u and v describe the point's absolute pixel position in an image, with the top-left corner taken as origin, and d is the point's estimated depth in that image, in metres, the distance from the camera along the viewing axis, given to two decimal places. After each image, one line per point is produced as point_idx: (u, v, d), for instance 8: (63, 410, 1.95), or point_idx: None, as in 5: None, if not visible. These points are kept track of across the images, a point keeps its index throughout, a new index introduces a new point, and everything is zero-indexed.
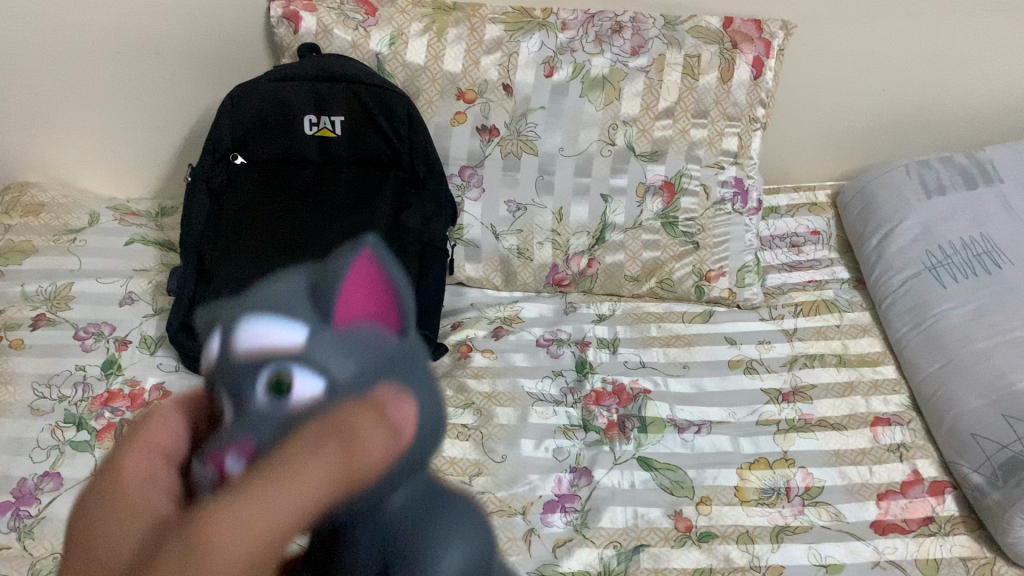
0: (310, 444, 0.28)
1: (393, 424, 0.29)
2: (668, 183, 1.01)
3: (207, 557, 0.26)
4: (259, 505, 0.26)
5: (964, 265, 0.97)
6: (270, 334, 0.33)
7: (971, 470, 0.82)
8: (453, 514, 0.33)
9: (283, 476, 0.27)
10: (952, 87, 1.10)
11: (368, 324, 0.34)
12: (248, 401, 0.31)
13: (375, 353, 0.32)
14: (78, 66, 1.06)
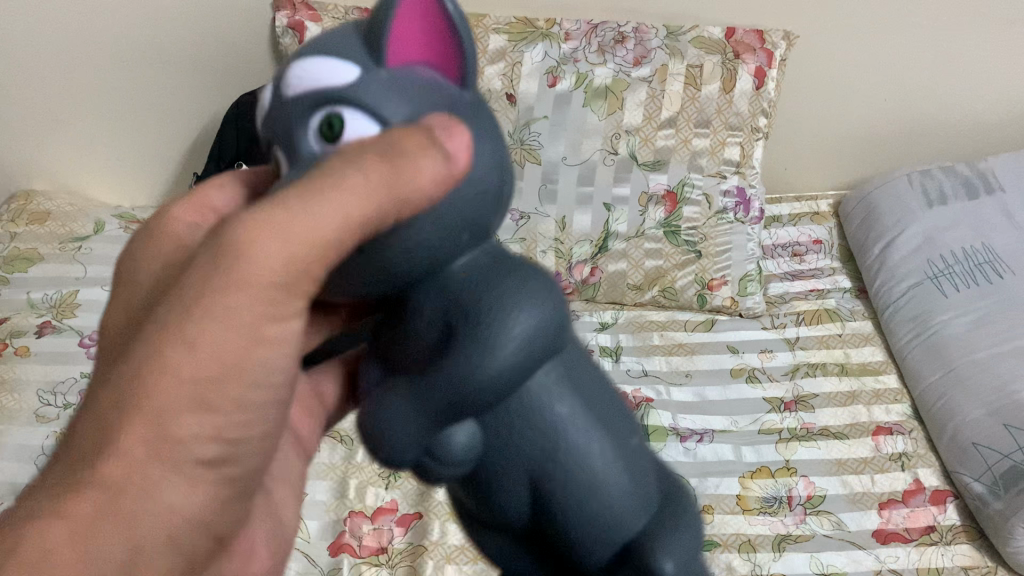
0: (353, 165, 0.32)
1: (444, 149, 0.33)
2: (670, 193, 1.01)
3: (244, 260, 0.32)
4: (300, 217, 0.32)
5: (966, 275, 0.98)
6: (322, 71, 0.35)
7: (972, 479, 0.82)
8: (526, 283, 0.36)
9: (323, 193, 0.32)
10: (953, 97, 1.11)
11: (418, 66, 0.36)
12: (308, 138, 0.35)
13: (424, 93, 0.35)
14: (85, 73, 1.07)
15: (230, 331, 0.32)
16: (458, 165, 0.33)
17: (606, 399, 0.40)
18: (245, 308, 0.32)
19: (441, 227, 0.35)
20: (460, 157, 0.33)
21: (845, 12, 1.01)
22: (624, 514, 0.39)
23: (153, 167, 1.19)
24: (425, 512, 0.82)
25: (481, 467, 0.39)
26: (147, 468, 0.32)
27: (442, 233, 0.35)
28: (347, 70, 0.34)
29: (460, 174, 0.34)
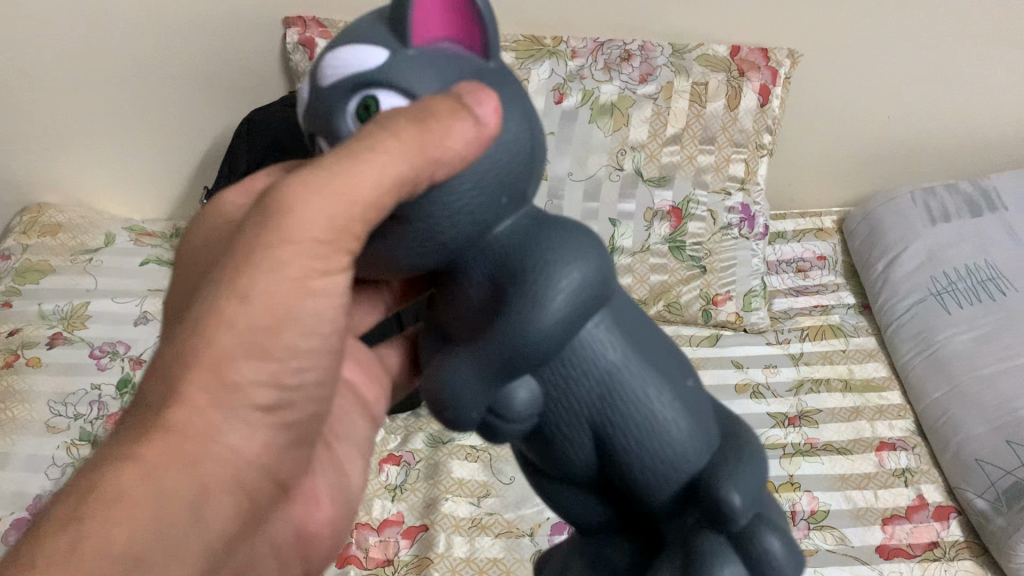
0: (390, 132, 0.35)
1: (474, 115, 0.35)
2: (675, 209, 1.03)
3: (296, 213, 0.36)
4: (344, 176, 0.35)
5: (969, 292, 0.98)
6: (353, 57, 0.36)
7: (975, 495, 0.83)
8: (569, 242, 0.37)
9: (365, 156, 0.35)
10: (957, 115, 1.12)
11: (445, 43, 0.38)
12: (346, 120, 0.37)
13: (451, 69, 0.37)
14: (98, 87, 1.08)
15: (281, 281, 0.36)
16: (490, 126, 0.36)
17: (655, 344, 0.41)
18: (293, 261, 0.36)
19: (476, 191, 0.37)
20: (489, 120, 0.36)
21: (850, 30, 1.02)
22: (688, 451, 0.39)
23: (163, 181, 1.20)
24: (430, 524, 0.82)
25: (542, 421, 0.40)
26: (210, 413, 0.35)
27: (481, 195, 0.37)
28: (375, 52, 0.36)
29: (492, 133, 0.36)
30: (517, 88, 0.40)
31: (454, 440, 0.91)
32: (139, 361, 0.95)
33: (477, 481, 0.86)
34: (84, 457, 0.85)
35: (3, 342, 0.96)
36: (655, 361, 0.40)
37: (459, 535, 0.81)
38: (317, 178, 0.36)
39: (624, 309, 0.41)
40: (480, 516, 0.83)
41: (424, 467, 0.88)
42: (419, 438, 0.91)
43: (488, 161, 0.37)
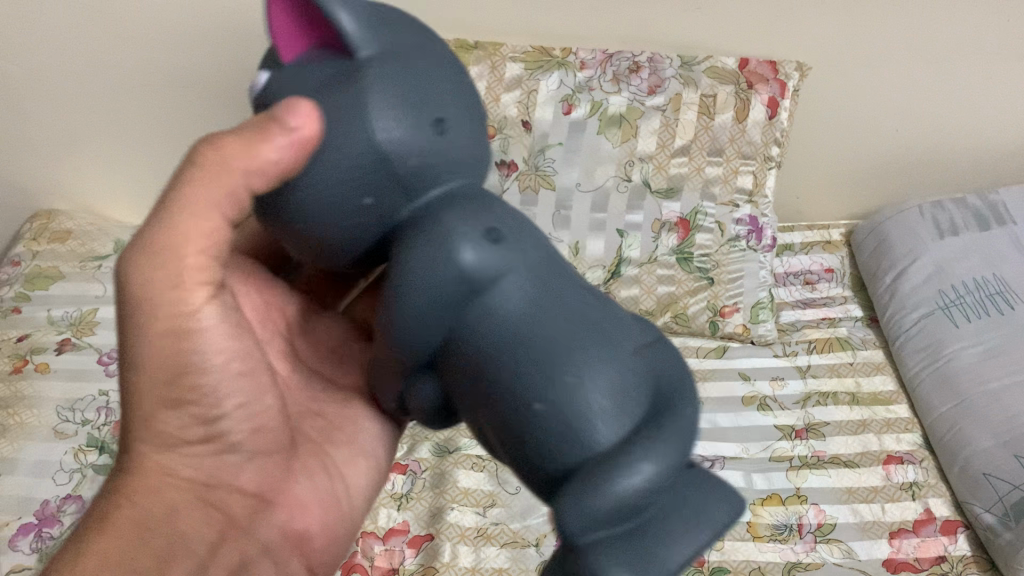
0: (200, 176, 0.42)
1: (288, 125, 0.38)
2: (683, 221, 1.03)
3: (149, 280, 0.44)
4: (172, 231, 0.44)
5: (977, 306, 0.98)
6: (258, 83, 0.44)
7: (983, 509, 0.82)
8: (428, 248, 0.38)
9: (183, 204, 0.43)
10: (966, 128, 1.12)
11: (308, 53, 0.42)
12: None
13: (302, 76, 0.41)
14: (109, 95, 1.09)
15: (157, 334, 0.46)
16: (303, 131, 0.38)
17: (559, 326, 0.38)
18: (156, 309, 0.45)
19: (338, 205, 0.40)
20: (300, 125, 0.38)
21: (858, 44, 1.02)
22: (586, 446, 0.36)
23: None
24: (436, 533, 0.82)
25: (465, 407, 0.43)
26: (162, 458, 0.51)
27: (337, 199, 0.40)
28: (261, 76, 0.43)
29: (311, 137, 0.38)
30: (403, 69, 0.40)
31: (460, 449, 0.91)
32: None
33: (483, 492, 0.86)
34: (91, 463, 0.85)
35: (12, 348, 0.97)
36: (539, 348, 0.38)
37: (464, 545, 0.81)
38: (151, 243, 0.44)
39: (528, 289, 0.39)
40: (485, 526, 0.83)
41: (430, 476, 0.88)
42: (425, 447, 0.91)
43: (335, 171, 0.39)
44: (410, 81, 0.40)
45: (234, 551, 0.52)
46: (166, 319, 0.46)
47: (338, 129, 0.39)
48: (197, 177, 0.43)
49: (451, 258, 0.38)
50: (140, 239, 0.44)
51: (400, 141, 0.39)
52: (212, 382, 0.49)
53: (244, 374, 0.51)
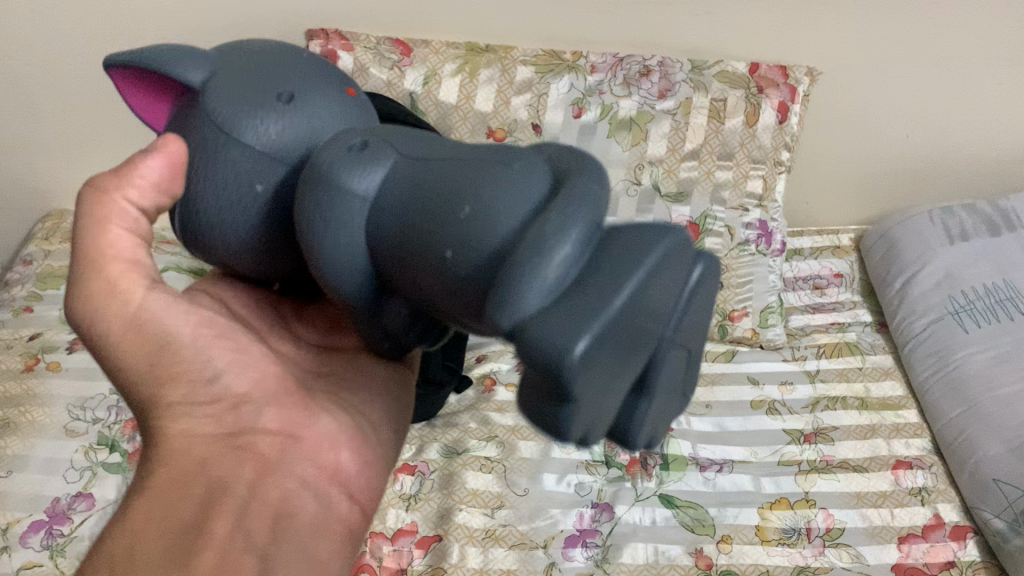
0: (104, 202, 0.46)
1: (154, 148, 0.45)
2: (693, 224, 1.04)
3: (95, 300, 0.47)
4: (99, 250, 0.46)
5: (987, 311, 0.98)
6: None
7: (993, 515, 0.82)
8: (308, 195, 0.41)
9: (97, 225, 0.46)
10: (976, 134, 1.12)
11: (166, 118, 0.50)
12: None
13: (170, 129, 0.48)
14: (122, 97, 1.10)
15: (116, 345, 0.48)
16: (167, 148, 0.45)
17: (421, 210, 0.38)
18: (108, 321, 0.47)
19: (238, 200, 0.45)
20: (164, 146, 0.45)
21: (870, 50, 1.02)
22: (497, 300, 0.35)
23: None
24: (444, 534, 0.82)
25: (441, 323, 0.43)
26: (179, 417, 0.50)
27: (232, 198, 0.45)
28: None
29: (178, 154, 0.45)
30: (241, 76, 0.45)
31: (469, 450, 0.90)
32: None
33: (491, 493, 0.86)
34: (102, 461, 0.85)
35: (24, 347, 0.97)
36: (425, 216, 0.38)
37: (473, 546, 0.81)
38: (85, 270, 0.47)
39: (400, 174, 0.40)
40: (494, 527, 0.83)
41: (439, 477, 0.88)
42: (433, 447, 0.91)
43: (221, 176, 0.44)
44: (253, 77, 0.44)
45: (273, 489, 0.52)
46: (120, 322, 0.47)
47: (202, 149, 0.45)
48: (93, 197, 0.46)
49: (327, 173, 0.40)
50: (72, 270, 0.47)
51: (257, 134, 0.43)
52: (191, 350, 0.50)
53: (217, 338, 0.52)
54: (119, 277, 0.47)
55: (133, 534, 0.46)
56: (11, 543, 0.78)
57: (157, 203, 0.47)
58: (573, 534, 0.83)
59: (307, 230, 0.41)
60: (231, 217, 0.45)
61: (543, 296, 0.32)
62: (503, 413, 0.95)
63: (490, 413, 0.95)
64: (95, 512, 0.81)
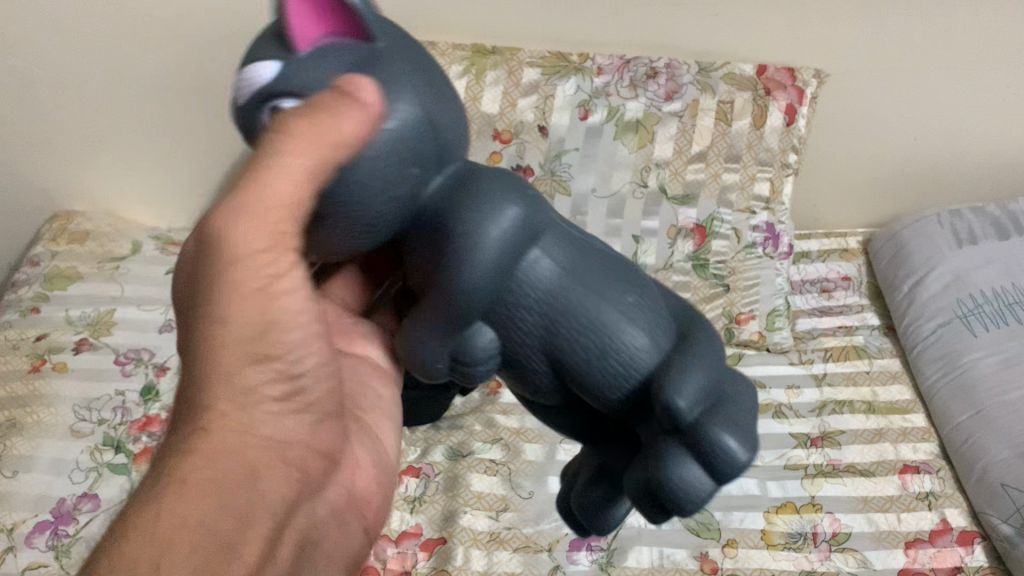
0: (281, 138, 0.38)
1: (359, 99, 0.38)
2: (699, 227, 1.04)
3: (233, 236, 0.40)
4: (259, 193, 0.39)
5: (996, 315, 0.97)
6: (249, 78, 0.41)
7: (1000, 520, 0.82)
8: (475, 213, 0.43)
9: (260, 166, 0.39)
10: (986, 137, 1.11)
11: (327, 42, 0.42)
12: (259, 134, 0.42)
13: (343, 64, 0.41)
14: (131, 98, 1.10)
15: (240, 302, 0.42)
16: (374, 106, 0.39)
17: (584, 276, 0.44)
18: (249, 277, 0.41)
19: (393, 180, 0.41)
20: (372, 100, 0.39)
21: (878, 52, 1.02)
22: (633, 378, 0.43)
23: (192, 192, 1.21)
24: (448, 537, 0.82)
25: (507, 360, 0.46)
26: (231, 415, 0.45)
27: (388, 175, 0.41)
28: (268, 68, 0.41)
29: (377, 111, 0.39)
30: (410, 59, 0.43)
31: (474, 453, 0.90)
32: (164, 369, 0.96)
33: (495, 496, 0.86)
34: (108, 462, 0.86)
35: (31, 347, 0.97)
36: (585, 282, 0.44)
37: (477, 549, 0.81)
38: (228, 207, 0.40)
39: (557, 238, 0.45)
40: (498, 530, 0.83)
41: (443, 480, 0.88)
42: (438, 449, 0.90)
43: (396, 151, 0.41)
44: (419, 65, 0.43)
45: (304, 514, 0.49)
46: (258, 282, 0.42)
47: (396, 115, 0.41)
48: (286, 131, 0.38)
49: (487, 194, 0.44)
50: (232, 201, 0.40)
51: (428, 107, 0.42)
52: (296, 338, 0.45)
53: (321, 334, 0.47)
54: (272, 232, 0.40)
55: (164, 548, 0.39)
56: (16, 544, 0.78)
57: (344, 156, 0.39)
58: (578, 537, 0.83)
59: (461, 251, 0.43)
60: (375, 193, 0.41)
61: (699, 385, 0.42)
62: (508, 415, 0.95)
63: (495, 416, 0.95)
64: (100, 512, 0.81)
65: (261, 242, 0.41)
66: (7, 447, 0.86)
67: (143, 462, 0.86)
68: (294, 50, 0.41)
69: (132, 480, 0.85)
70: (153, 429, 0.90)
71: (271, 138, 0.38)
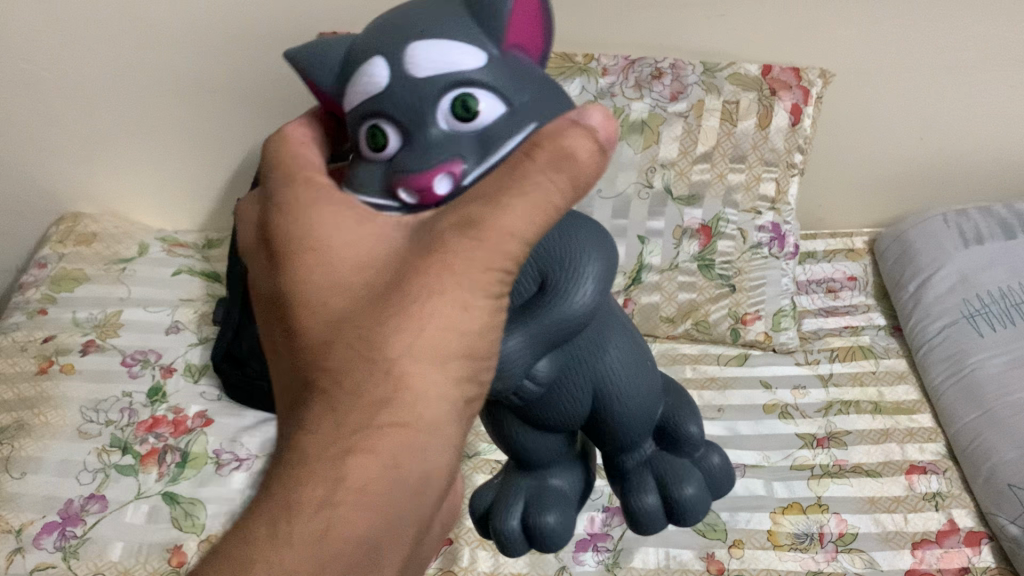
0: (550, 161, 0.36)
1: (601, 136, 0.38)
2: (704, 227, 1.03)
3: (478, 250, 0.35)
4: (529, 210, 0.36)
5: (1003, 315, 0.97)
6: (454, 58, 0.40)
7: (1007, 521, 0.81)
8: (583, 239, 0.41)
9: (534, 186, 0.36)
10: (993, 135, 1.10)
11: (522, 52, 0.43)
12: (433, 116, 0.40)
13: (534, 78, 0.42)
14: (137, 100, 1.10)
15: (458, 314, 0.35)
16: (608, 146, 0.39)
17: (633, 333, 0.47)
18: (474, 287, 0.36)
19: None
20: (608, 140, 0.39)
21: (883, 51, 1.02)
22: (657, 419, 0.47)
23: (198, 193, 1.21)
24: (455, 537, 0.82)
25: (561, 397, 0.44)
26: None
27: None
28: (475, 56, 0.40)
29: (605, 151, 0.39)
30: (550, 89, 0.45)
31: (480, 453, 0.91)
32: (170, 370, 0.96)
33: None
34: (115, 463, 0.86)
35: (38, 348, 0.98)
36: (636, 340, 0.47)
37: (483, 550, 0.81)
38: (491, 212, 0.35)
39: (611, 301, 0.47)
40: None
41: None
42: None
43: None
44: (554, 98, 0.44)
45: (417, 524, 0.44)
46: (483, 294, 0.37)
47: None
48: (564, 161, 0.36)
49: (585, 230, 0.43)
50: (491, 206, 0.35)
51: None
52: None
53: None
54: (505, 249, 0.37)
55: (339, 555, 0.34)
56: (24, 545, 0.79)
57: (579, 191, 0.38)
58: (584, 538, 0.83)
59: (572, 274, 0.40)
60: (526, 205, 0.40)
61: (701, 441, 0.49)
62: None
63: None
64: (108, 514, 0.82)
65: (526, 231, 0.36)
66: (15, 449, 0.86)
67: (151, 463, 0.86)
68: (504, 44, 0.42)
69: (140, 482, 0.85)
70: (160, 430, 0.90)
71: (539, 153, 0.36)
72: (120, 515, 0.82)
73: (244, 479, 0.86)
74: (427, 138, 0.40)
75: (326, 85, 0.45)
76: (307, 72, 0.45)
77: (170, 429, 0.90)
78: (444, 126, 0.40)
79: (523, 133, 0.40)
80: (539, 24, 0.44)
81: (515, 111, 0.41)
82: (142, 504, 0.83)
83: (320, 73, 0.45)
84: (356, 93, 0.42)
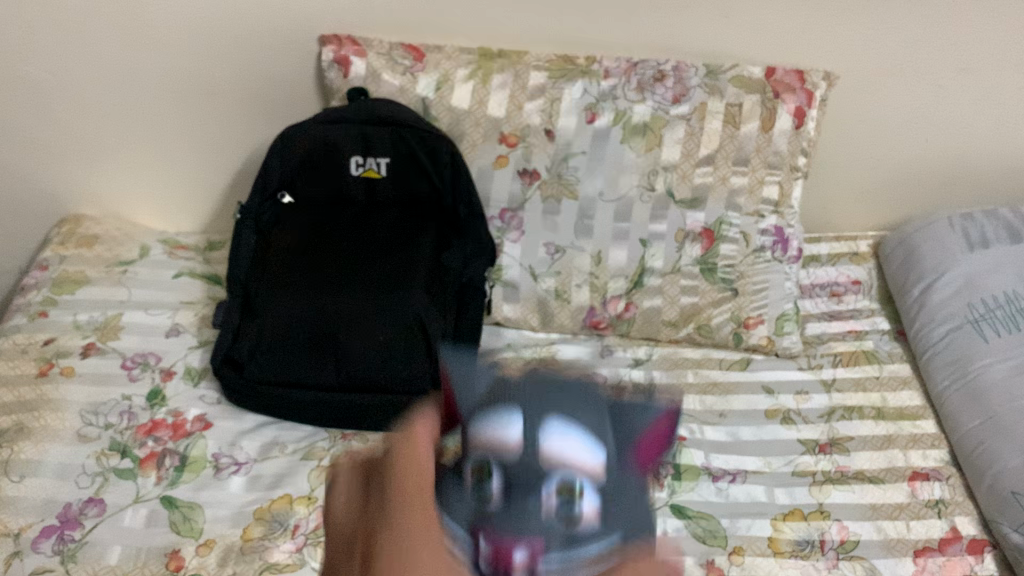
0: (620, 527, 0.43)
1: None
2: (707, 231, 1.03)
3: None
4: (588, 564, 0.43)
5: (1008, 320, 0.95)
6: (573, 455, 0.46)
7: (1011, 529, 0.80)
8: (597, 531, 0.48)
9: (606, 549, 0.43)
10: (1000, 138, 1.09)
11: (640, 475, 0.50)
12: (540, 495, 0.45)
13: (634, 509, 0.48)
14: (139, 102, 1.10)
15: None
16: None
17: None
18: None
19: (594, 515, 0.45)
20: None
21: (888, 53, 1.01)
22: None
23: (200, 195, 1.21)
24: None
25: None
26: None
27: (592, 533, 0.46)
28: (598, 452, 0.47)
29: None
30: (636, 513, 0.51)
31: None
32: (170, 373, 0.96)
33: None
34: (114, 466, 0.86)
35: (39, 351, 0.98)
36: None
37: None
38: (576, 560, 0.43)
39: None
40: None
41: None
42: None
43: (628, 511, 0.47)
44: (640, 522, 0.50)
45: None
46: None
47: None
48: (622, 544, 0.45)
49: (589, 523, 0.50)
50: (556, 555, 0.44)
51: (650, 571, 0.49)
52: None
53: None
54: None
55: None
56: (22, 548, 0.78)
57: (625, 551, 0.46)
58: None
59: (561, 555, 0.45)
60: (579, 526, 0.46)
61: None
62: None
63: None
64: (106, 517, 0.81)
65: None
66: (14, 452, 0.86)
67: (149, 467, 0.86)
68: (629, 462, 0.49)
69: (138, 485, 0.85)
70: (159, 434, 0.90)
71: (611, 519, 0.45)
72: (119, 518, 0.82)
73: (243, 483, 0.86)
74: (523, 506, 0.45)
75: (461, 394, 0.51)
76: (453, 388, 0.52)
77: (170, 432, 0.90)
78: (543, 515, 0.45)
79: (604, 542, 0.46)
80: (663, 445, 0.52)
81: (610, 521, 0.47)
82: (140, 508, 0.83)
83: (463, 391, 0.52)
84: (480, 441, 0.47)
